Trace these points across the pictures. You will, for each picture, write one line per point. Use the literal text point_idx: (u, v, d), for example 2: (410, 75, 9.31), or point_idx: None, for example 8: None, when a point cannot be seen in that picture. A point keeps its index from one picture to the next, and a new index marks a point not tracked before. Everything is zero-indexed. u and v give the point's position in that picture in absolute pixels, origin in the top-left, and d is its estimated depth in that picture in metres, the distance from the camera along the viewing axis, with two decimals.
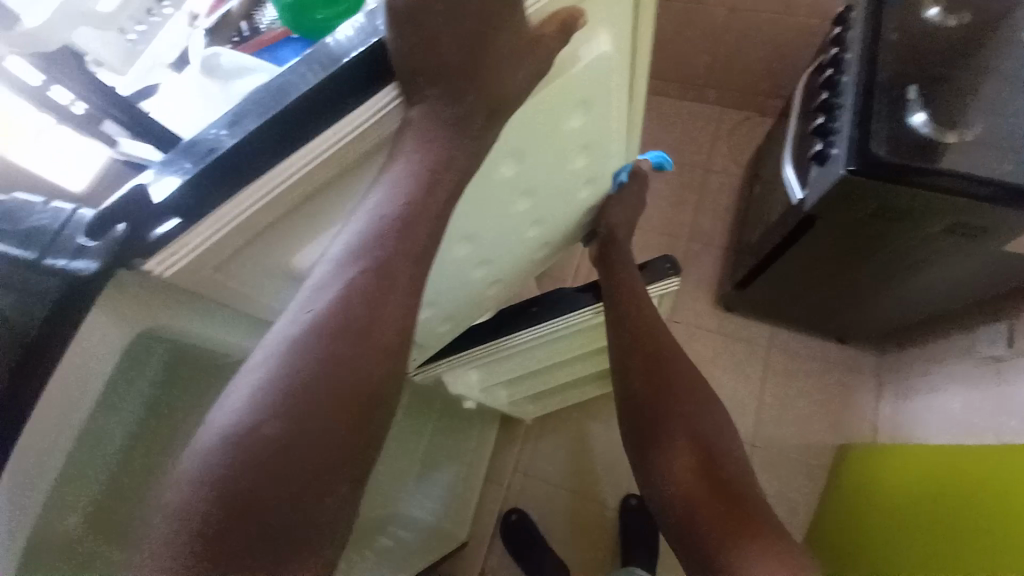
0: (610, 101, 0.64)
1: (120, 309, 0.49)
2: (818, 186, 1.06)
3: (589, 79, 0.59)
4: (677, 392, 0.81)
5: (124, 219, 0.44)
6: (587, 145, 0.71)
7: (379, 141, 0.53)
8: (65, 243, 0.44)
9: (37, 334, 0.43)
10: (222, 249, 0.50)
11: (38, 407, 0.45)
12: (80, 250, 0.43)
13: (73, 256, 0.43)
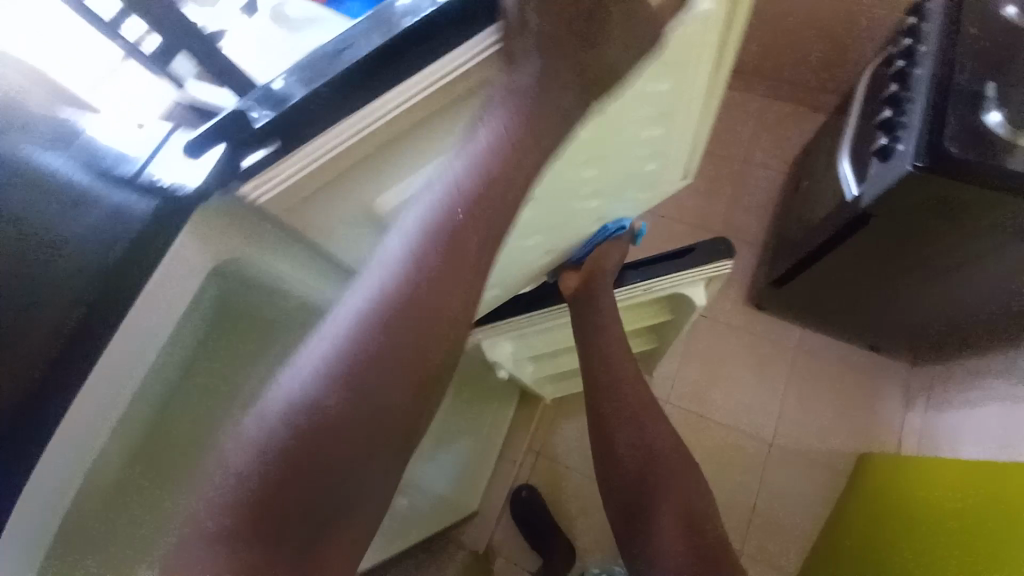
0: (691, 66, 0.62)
1: (206, 243, 0.47)
2: (878, 181, 1.02)
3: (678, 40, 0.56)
4: (659, 466, 0.86)
5: (221, 141, 0.44)
6: (656, 116, 0.68)
7: (469, 88, 0.53)
8: (161, 164, 0.44)
9: (125, 253, 0.42)
10: (311, 182, 0.50)
11: (117, 338, 0.44)
12: (178, 168, 0.44)
13: (171, 173, 0.44)
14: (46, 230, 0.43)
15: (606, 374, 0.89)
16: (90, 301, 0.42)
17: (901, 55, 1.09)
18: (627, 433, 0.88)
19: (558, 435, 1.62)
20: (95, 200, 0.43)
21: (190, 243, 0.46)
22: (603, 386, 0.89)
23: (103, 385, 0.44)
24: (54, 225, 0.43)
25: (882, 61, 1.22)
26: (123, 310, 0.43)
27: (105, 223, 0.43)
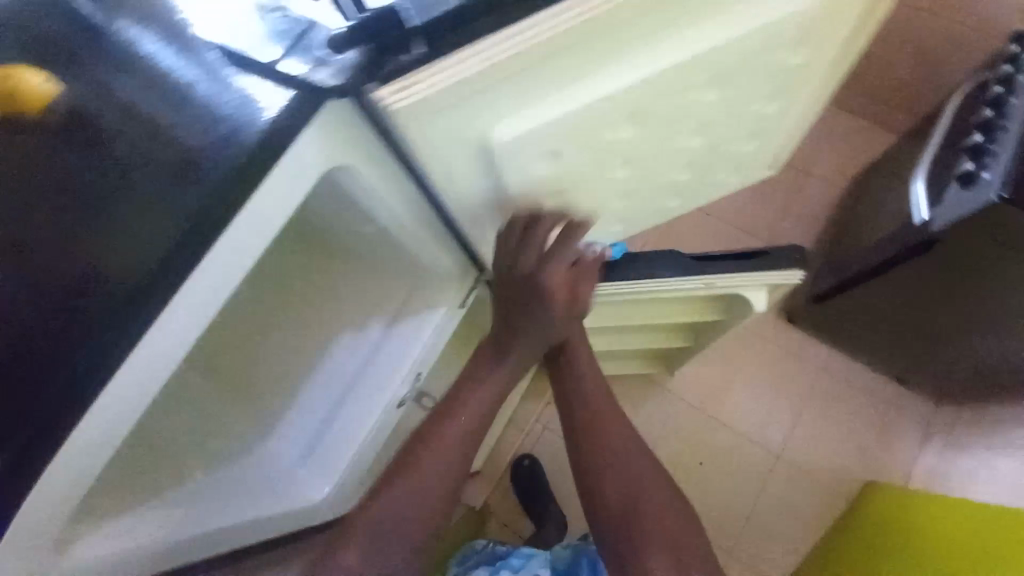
0: (812, 56, 0.58)
1: (330, 147, 0.41)
2: (952, 208, 0.97)
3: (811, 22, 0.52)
4: (648, 496, 0.65)
5: (372, 35, 0.35)
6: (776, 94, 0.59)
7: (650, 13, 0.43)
8: (301, 51, 0.36)
9: (246, 165, 0.37)
10: (455, 100, 0.40)
11: (219, 244, 0.39)
12: (320, 62, 0.36)
13: (313, 66, 0.36)
14: (163, 126, 0.38)
15: (588, 396, 0.71)
16: (205, 202, 0.36)
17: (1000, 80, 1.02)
18: (632, 470, 0.66)
19: None
20: (216, 90, 0.38)
21: (313, 145, 0.40)
22: (596, 413, 0.70)
23: (197, 290, 0.40)
24: (172, 119, 0.38)
25: (978, 82, 1.13)
26: (234, 216, 0.38)
27: (236, 118, 0.37)
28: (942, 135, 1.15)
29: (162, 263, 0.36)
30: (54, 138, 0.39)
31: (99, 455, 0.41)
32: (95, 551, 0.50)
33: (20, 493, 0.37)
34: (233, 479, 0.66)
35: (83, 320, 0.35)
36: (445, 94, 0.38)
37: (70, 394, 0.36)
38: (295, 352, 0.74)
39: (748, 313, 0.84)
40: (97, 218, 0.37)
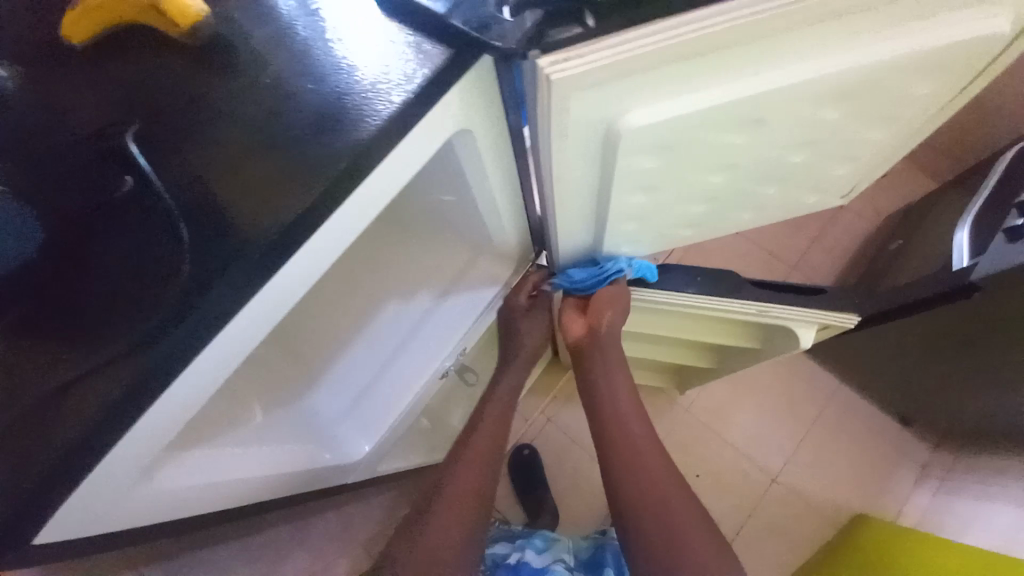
0: (962, 88, 0.51)
1: (465, 106, 0.41)
2: (995, 260, 0.94)
3: (985, 51, 0.45)
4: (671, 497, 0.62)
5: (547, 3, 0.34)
6: (895, 121, 0.54)
7: (835, 19, 0.37)
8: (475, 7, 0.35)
9: (391, 118, 0.36)
10: (604, 79, 0.37)
11: (350, 201, 0.39)
12: (490, 19, 0.34)
13: (485, 23, 0.34)
14: (319, 69, 0.38)
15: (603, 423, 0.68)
16: (355, 149, 0.36)
17: None
18: (655, 484, 0.62)
19: (572, 409, 1.57)
20: (376, 42, 0.38)
21: (454, 107, 0.40)
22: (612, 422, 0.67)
23: (324, 238, 0.40)
24: (328, 63, 0.38)
25: None
26: (373, 168, 0.38)
27: (397, 72, 0.37)
28: (997, 184, 1.13)
29: (308, 205, 0.36)
30: (204, 69, 0.39)
31: (193, 401, 0.40)
32: (187, 481, 0.47)
33: (121, 429, 0.35)
34: (287, 425, 0.63)
35: (220, 253, 0.35)
36: (595, 73, 0.36)
37: (196, 329, 0.35)
38: (352, 310, 0.71)
39: (788, 350, 0.77)
40: (244, 153, 0.37)
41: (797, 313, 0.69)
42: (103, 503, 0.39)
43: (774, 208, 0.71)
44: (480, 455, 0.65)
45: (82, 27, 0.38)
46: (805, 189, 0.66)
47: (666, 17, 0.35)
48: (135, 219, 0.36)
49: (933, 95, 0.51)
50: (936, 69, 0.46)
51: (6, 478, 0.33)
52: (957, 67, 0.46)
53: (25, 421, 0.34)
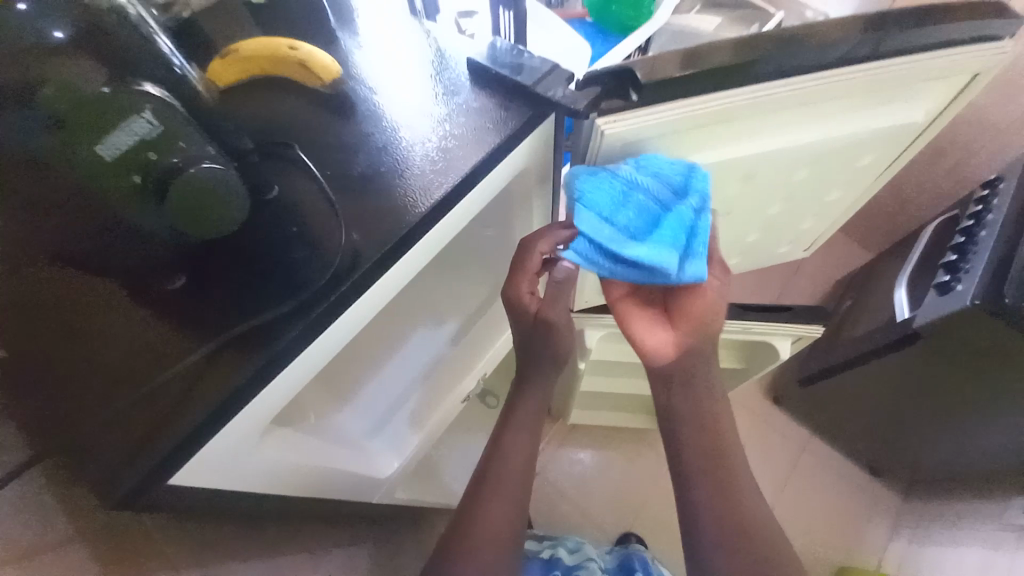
0: (883, 162, 0.69)
1: (533, 153, 0.53)
2: (930, 310, 1.07)
3: (894, 134, 0.62)
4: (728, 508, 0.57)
5: (602, 84, 0.47)
6: (846, 184, 0.71)
7: (795, 104, 0.53)
8: (551, 83, 0.48)
9: (486, 155, 0.47)
10: (639, 137, 0.51)
11: (445, 221, 0.48)
12: (562, 93, 0.48)
13: (559, 95, 0.48)
14: (428, 121, 0.49)
15: (693, 454, 0.60)
16: (465, 173, 0.46)
17: (971, 218, 1.20)
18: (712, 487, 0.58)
19: (562, 457, 1.57)
20: (470, 106, 0.50)
21: (527, 151, 0.52)
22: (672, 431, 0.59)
23: (424, 244, 0.47)
24: (435, 117, 0.49)
25: (952, 216, 1.34)
26: (472, 189, 0.48)
27: (495, 123, 0.48)
28: (923, 252, 1.34)
29: (425, 213, 0.44)
30: (339, 113, 0.49)
31: (298, 382, 0.45)
32: (276, 454, 0.49)
33: (251, 395, 0.40)
34: (330, 436, 0.63)
35: (355, 248, 0.42)
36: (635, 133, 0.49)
37: (327, 309, 0.41)
38: (397, 340, 0.72)
39: (773, 361, 0.93)
40: (371, 175, 0.46)
41: (776, 328, 0.85)
42: (214, 472, 0.42)
43: (751, 255, 0.86)
44: (509, 481, 0.64)
45: (230, 73, 0.47)
46: (776, 239, 0.81)
47: (692, 96, 0.48)
48: (278, 219, 0.43)
49: (871, 165, 0.68)
50: (863, 146, 0.63)
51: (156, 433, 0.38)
52: (886, 143, 0.64)
53: (173, 385, 0.39)
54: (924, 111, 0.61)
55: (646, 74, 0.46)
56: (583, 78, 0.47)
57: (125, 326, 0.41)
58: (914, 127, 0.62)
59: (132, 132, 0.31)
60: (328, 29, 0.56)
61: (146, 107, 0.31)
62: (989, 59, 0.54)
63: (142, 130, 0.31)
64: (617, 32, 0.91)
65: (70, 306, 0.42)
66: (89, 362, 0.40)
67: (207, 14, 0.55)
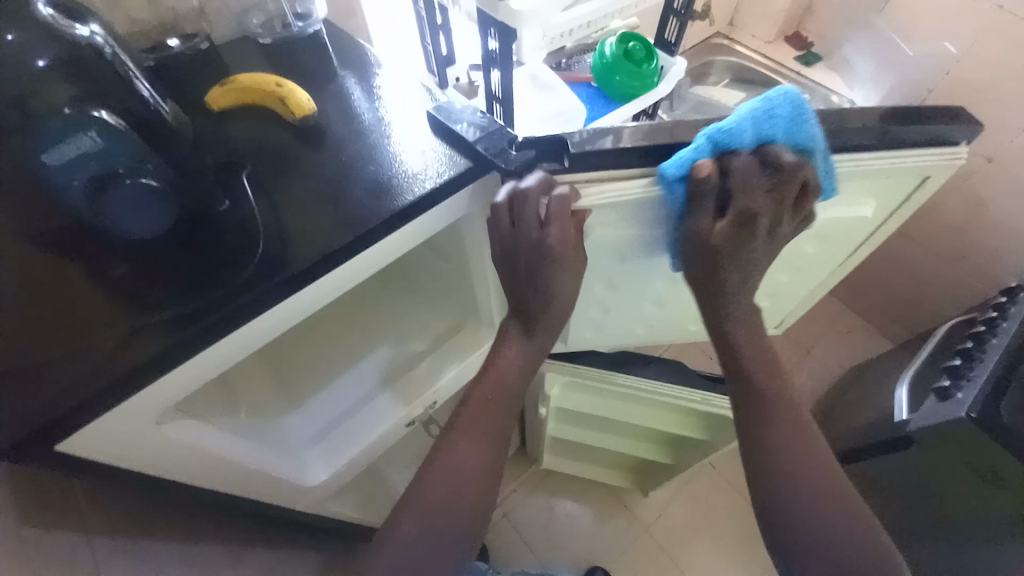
0: (836, 252, 0.70)
1: (481, 199, 0.58)
2: (926, 414, 0.99)
3: (840, 226, 0.63)
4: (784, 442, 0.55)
5: (535, 148, 0.53)
6: (800, 269, 0.72)
7: None
8: (496, 143, 0.53)
9: (426, 193, 0.51)
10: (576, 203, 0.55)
11: (379, 246, 0.52)
12: (502, 151, 0.53)
13: (499, 152, 0.52)
14: (382, 158, 0.54)
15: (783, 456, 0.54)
16: (402, 204, 0.50)
17: (983, 323, 1.11)
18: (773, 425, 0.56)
19: (530, 504, 1.51)
20: (420, 149, 0.55)
21: (469, 196, 0.56)
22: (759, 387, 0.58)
23: (357, 263, 0.51)
24: (390, 156, 0.55)
25: (968, 318, 1.28)
26: (404, 223, 0.51)
27: (438, 170, 0.53)
28: (932, 352, 1.27)
29: (354, 238, 0.48)
30: (311, 143, 0.55)
31: (209, 371, 0.48)
32: (191, 438, 0.52)
33: (154, 375, 0.43)
34: (262, 432, 0.66)
35: (282, 259, 0.47)
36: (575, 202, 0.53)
37: (245, 307, 0.45)
38: (341, 352, 0.80)
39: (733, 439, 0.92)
40: (320, 198, 0.51)
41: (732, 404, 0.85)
42: (111, 440, 0.45)
43: None
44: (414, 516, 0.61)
45: (224, 99, 0.56)
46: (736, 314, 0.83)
47: (620, 169, 0.53)
48: (227, 227, 0.49)
49: (825, 252, 0.69)
50: (807, 235, 0.64)
51: (53, 395, 0.40)
52: (835, 234, 0.65)
53: (83, 356, 0.42)
54: (873, 207, 0.62)
55: (576, 145, 0.51)
56: (523, 141, 0.52)
57: (61, 300, 0.45)
58: (861, 222, 0.63)
59: (76, 145, 0.39)
60: (326, 68, 0.63)
61: (93, 128, 0.39)
62: (938, 162, 0.55)
63: (86, 144, 0.39)
64: (618, 98, 0.96)
65: (23, 274, 0.47)
66: (18, 325, 0.44)
67: (225, 46, 0.66)
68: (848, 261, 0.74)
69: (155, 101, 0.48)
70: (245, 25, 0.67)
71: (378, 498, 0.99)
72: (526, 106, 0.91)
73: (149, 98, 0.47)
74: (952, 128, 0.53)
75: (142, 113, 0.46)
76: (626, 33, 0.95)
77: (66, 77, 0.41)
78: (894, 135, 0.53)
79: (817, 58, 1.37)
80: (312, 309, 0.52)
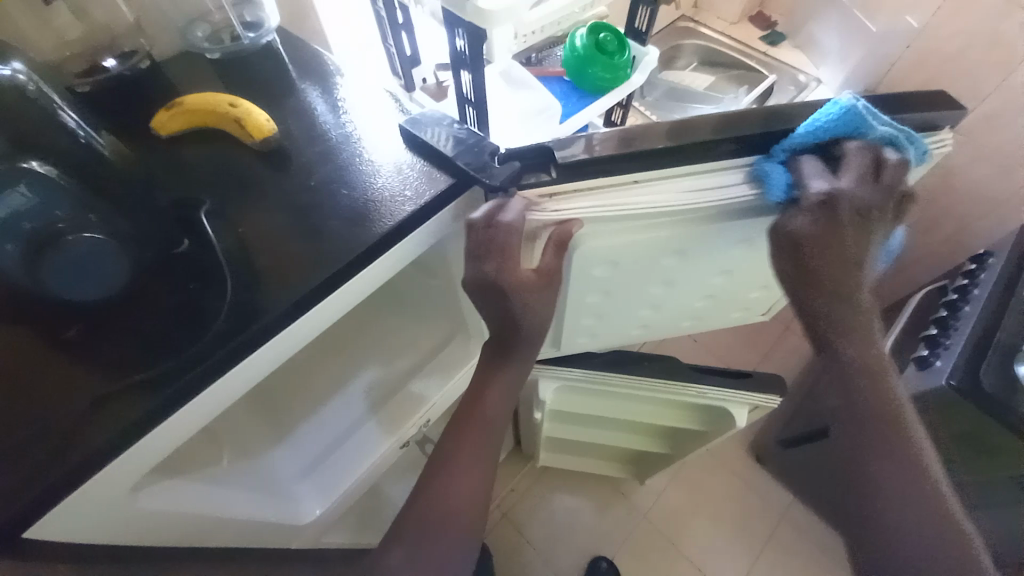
0: None
1: (465, 212, 0.55)
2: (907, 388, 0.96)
3: None
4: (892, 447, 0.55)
5: (519, 161, 0.50)
6: None
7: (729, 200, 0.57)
8: (476, 157, 0.50)
9: (404, 217, 0.48)
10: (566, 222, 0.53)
11: (359, 277, 0.48)
12: (484, 167, 0.50)
13: (480, 168, 0.49)
14: (353, 183, 0.50)
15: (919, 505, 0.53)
16: (383, 232, 0.47)
17: (955, 289, 1.09)
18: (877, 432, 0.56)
19: (530, 501, 1.50)
20: (394, 166, 0.52)
21: (453, 214, 0.53)
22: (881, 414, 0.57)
23: (340, 298, 0.47)
24: (362, 179, 0.51)
25: (939, 287, 1.26)
26: (386, 251, 0.48)
27: (418, 190, 0.50)
28: (909, 319, 1.25)
29: (333, 272, 0.45)
30: (277, 168, 0.51)
31: (185, 433, 0.44)
32: (168, 503, 0.49)
33: (123, 448, 0.40)
34: (250, 480, 0.63)
35: (254, 302, 0.43)
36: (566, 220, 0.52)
37: (221, 359, 0.41)
38: (327, 381, 0.75)
39: (732, 430, 0.92)
40: (291, 232, 0.47)
41: (730, 395, 0.85)
42: (83, 520, 0.41)
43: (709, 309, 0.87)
44: None
45: (168, 123, 0.51)
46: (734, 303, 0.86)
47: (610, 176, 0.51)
48: (187, 271, 0.45)
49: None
50: None
51: (9, 488, 0.37)
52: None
53: (41, 430, 0.39)
54: None
55: (564, 156, 0.49)
56: (507, 153, 0.50)
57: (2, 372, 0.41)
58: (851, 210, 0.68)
59: (8, 203, 0.38)
60: (284, 81, 0.59)
61: (23, 183, 0.39)
62: (930, 151, 0.60)
63: (16, 202, 0.38)
64: (594, 92, 0.93)
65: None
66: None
67: (171, 61, 0.60)
68: None
69: (84, 132, 0.47)
70: (188, 38, 0.61)
71: (376, 517, 0.96)
72: (501, 107, 0.87)
73: (80, 134, 0.47)
74: (943, 116, 0.56)
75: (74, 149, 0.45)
76: (598, 23, 0.91)
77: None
78: (889, 120, 0.55)
79: (781, 38, 1.37)
80: (293, 350, 0.48)
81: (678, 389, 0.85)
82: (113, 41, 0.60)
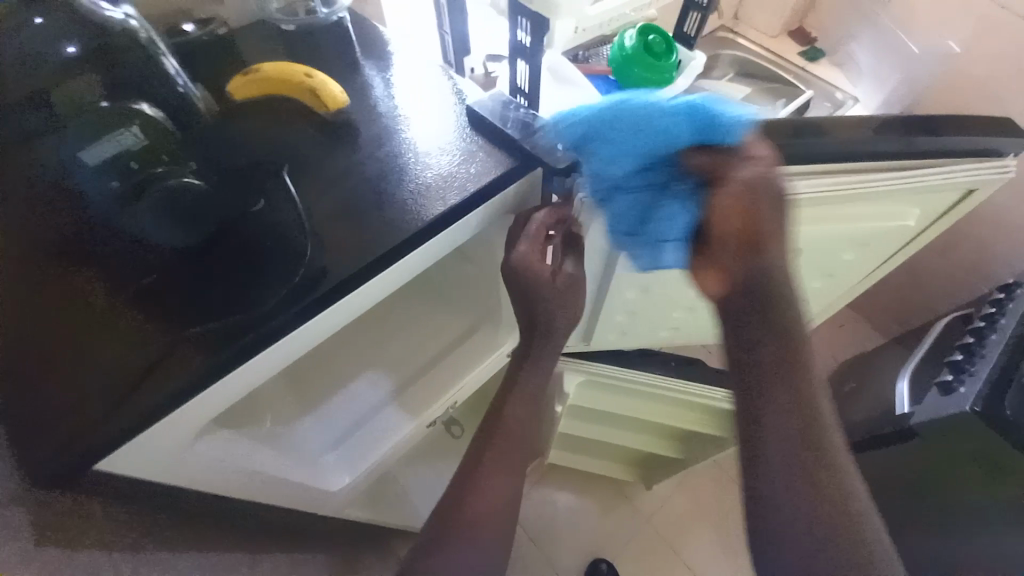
0: (869, 258, 0.76)
1: (520, 197, 0.56)
2: (928, 411, 0.95)
3: (881, 236, 0.69)
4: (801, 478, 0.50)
5: None
6: (830, 271, 0.78)
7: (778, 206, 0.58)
8: (539, 140, 0.51)
9: (465, 196, 0.49)
10: None
11: (418, 250, 0.49)
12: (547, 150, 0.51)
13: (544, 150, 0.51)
14: (416, 159, 0.52)
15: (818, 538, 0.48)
16: (446, 208, 0.48)
17: (981, 316, 1.08)
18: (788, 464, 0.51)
19: (534, 498, 1.51)
20: (456, 145, 0.53)
21: (509, 198, 0.54)
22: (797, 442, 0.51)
23: (397, 270, 0.49)
24: (425, 155, 0.52)
25: (964, 314, 1.25)
26: (446, 227, 0.49)
27: (480, 170, 0.51)
28: (931, 344, 1.24)
29: (399, 243, 0.46)
30: (340, 141, 0.53)
31: (244, 386, 0.45)
32: (218, 455, 0.50)
33: (190, 395, 0.41)
34: (286, 445, 0.64)
35: (323, 266, 0.45)
36: None
37: (289, 318, 0.43)
38: (361, 355, 0.76)
39: None
40: (357, 201, 0.48)
41: None
42: (143, 463, 0.43)
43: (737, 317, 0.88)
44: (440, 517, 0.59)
45: (243, 89, 0.52)
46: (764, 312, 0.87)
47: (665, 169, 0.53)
48: (258, 230, 0.47)
49: (864, 256, 0.75)
50: (849, 243, 0.69)
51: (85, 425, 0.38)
52: (877, 242, 0.71)
53: (117, 370, 0.40)
54: (919, 216, 0.68)
55: None
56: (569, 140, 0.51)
57: (82, 315, 0.42)
58: (901, 231, 0.69)
59: (118, 141, 0.42)
60: (350, 57, 0.60)
61: (134, 124, 0.42)
62: (991, 176, 0.60)
63: (127, 141, 0.42)
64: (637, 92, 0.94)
65: (33, 289, 0.44)
66: (35, 345, 0.41)
67: (243, 31, 0.62)
68: (884, 263, 0.81)
69: (183, 81, 0.49)
70: (262, 10, 0.63)
71: (390, 496, 0.97)
72: (546, 101, 0.89)
73: (180, 83, 0.48)
74: (1001, 142, 0.58)
75: (175, 101, 0.48)
76: (648, 25, 0.92)
77: (99, 71, 0.45)
78: (949, 143, 0.56)
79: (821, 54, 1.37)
80: (345, 319, 0.49)
81: (701, 392, 0.86)
82: (191, 7, 0.62)
